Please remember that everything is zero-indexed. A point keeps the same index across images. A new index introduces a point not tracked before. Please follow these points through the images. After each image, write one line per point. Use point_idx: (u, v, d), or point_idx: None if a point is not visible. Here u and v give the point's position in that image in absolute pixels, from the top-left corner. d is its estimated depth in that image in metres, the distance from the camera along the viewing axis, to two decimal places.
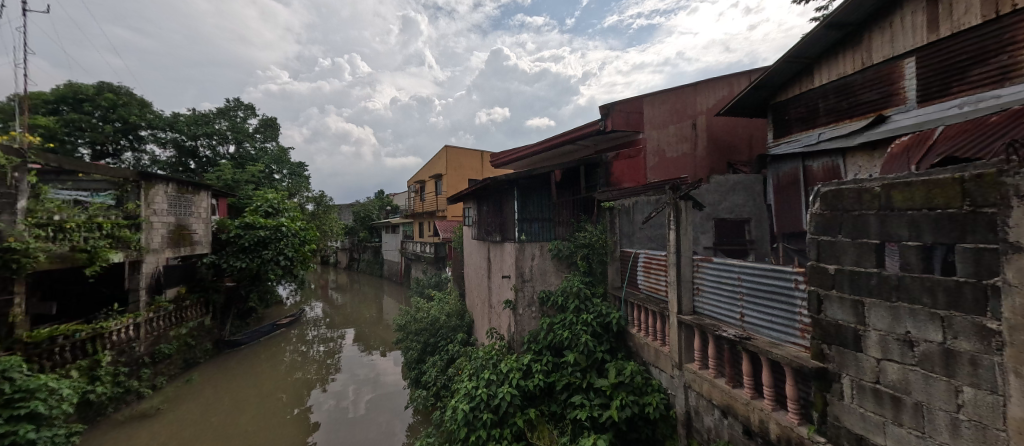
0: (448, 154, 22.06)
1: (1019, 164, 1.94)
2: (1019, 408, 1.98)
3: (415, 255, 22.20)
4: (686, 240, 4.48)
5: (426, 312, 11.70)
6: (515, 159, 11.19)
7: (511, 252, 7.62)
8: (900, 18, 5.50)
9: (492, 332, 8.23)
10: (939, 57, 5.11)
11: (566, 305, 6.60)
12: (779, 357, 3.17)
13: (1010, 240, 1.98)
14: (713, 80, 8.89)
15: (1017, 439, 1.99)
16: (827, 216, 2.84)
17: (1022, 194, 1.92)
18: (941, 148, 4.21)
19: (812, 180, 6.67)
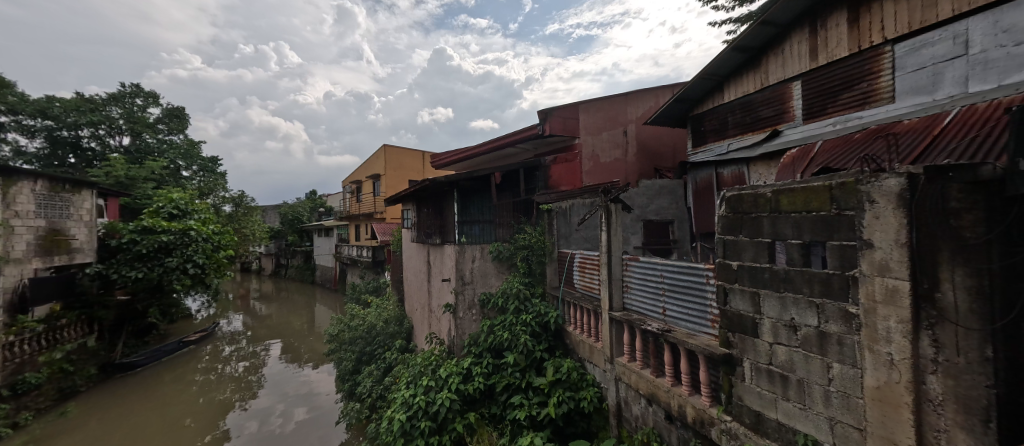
0: (387, 154, 21.29)
1: (870, 175, 2.28)
2: (872, 378, 2.30)
3: (350, 260, 21.15)
4: (616, 241, 4.76)
5: (362, 320, 11.20)
6: (455, 160, 11.10)
7: (451, 255, 7.53)
8: (790, 46, 6.30)
9: (432, 337, 8.09)
10: (819, 81, 5.91)
11: (506, 306, 6.70)
12: (694, 347, 3.48)
13: (865, 238, 2.32)
14: (641, 91, 9.49)
15: (872, 405, 2.31)
16: (731, 217, 3.17)
17: (874, 200, 2.26)
18: (822, 159, 4.84)
19: (723, 185, 7.14)
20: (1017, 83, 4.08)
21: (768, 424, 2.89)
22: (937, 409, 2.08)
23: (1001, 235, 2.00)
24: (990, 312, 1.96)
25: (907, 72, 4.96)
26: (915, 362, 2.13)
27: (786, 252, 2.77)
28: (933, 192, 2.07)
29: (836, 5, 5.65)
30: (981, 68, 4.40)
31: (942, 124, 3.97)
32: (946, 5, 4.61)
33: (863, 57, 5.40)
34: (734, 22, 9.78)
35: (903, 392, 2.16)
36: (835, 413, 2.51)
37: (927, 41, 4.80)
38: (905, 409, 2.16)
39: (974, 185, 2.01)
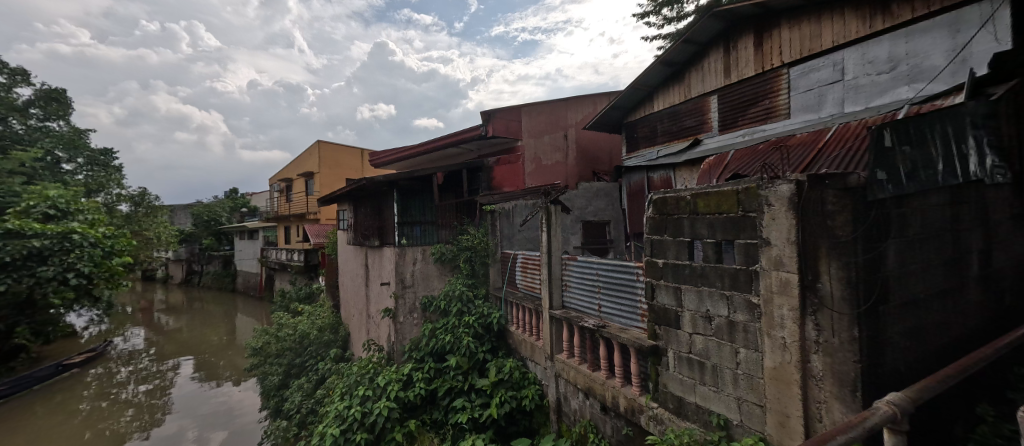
0: (321, 150, 20.13)
1: (770, 181, 2.55)
2: (770, 360, 2.57)
3: (278, 264, 19.72)
4: (556, 241, 4.91)
5: (291, 330, 10.50)
6: (396, 160, 10.78)
7: (390, 258, 7.29)
8: (708, 63, 6.88)
9: (370, 343, 7.80)
10: (731, 96, 6.53)
11: (448, 308, 6.66)
12: (626, 340, 3.68)
13: (764, 237, 2.60)
14: (581, 97, 9.85)
15: (770, 383, 2.58)
16: (658, 219, 3.40)
17: (771, 203, 2.54)
18: (734, 166, 5.32)
19: (653, 187, 7.54)
20: (880, 107, 4.82)
21: (688, 407, 3.13)
22: (818, 383, 2.37)
23: (865, 233, 2.34)
24: (858, 297, 2.27)
25: (800, 92, 5.64)
26: (802, 344, 2.41)
27: (702, 250, 3.03)
28: (814, 198, 2.36)
29: (745, 29, 6.28)
30: (853, 92, 5.14)
31: (825, 138, 4.57)
32: (829, 36, 5.31)
33: (766, 77, 6.06)
34: (664, 37, 10.49)
35: (794, 370, 2.44)
36: (742, 394, 2.76)
37: (814, 67, 5.50)
38: (795, 386, 2.43)
39: (845, 191, 2.34)
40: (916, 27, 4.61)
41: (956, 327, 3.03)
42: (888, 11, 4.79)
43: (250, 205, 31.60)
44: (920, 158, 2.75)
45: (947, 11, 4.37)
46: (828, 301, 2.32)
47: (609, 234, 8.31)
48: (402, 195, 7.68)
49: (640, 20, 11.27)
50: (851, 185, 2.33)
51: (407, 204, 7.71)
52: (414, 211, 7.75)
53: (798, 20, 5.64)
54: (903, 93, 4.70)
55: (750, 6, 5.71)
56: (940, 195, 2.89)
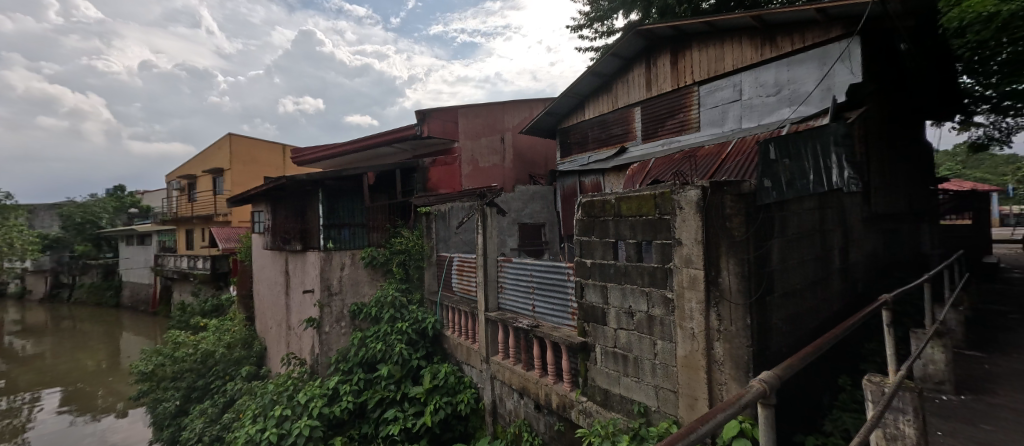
0: (233, 144, 18.35)
1: (680, 186, 2.79)
2: (681, 349, 2.81)
3: (178, 273, 17.57)
4: (492, 243, 4.94)
5: (193, 348, 9.39)
6: (323, 158, 10.18)
7: (314, 263, 6.84)
8: (632, 77, 7.37)
9: (290, 357, 7.25)
10: (652, 109, 7.04)
11: (380, 315, 6.47)
12: (558, 339, 3.80)
13: (675, 237, 2.83)
14: (518, 101, 10.00)
15: (682, 370, 2.81)
16: (587, 221, 3.57)
17: (681, 207, 2.77)
18: (654, 173, 5.72)
19: (585, 191, 7.88)
20: (768, 124, 5.49)
21: (613, 398, 3.32)
22: (721, 367, 2.63)
23: (753, 233, 2.67)
24: (747, 288, 2.58)
25: (707, 108, 6.24)
26: (707, 333, 2.66)
27: (626, 250, 3.22)
28: (715, 202, 2.64)
29: (662, 48, 6.83)
30: (748, 111, 5.78)
31: (728, 150, 5.09)
32: (730, 60, 5.94)
33: (680, 93, 6.63)
34: (595, 49, 11.06)
35: (700, 357, 2.69)
36: (659, 381, 2.98)
37: (719, 86, 6.12)
38: (702, 371, 2.68)
39: (739, 196, 2.64)
40: (795, 58, 5.33)
41: (825, 313, 3.56)
42: (775, 43, 5.48)
43: (141, 205, 27.79)
44: (794, 171, 3.21)
45: (817, 46, 5.11)
46: (727, 293, 2.59)
47: (544, 236, 8.49)
48: (328, 196, 7.26)
49: (572, 31, 11.76)
50: (744, 192, 2.65)
51: (335, 206, 7.32)
52: (343, 213, 7.35)
53: (706, 44, 6.25)
54: (786, 114, 5.39)
55: (666, 27, 6.22)
56: (813, 201, 3.39)
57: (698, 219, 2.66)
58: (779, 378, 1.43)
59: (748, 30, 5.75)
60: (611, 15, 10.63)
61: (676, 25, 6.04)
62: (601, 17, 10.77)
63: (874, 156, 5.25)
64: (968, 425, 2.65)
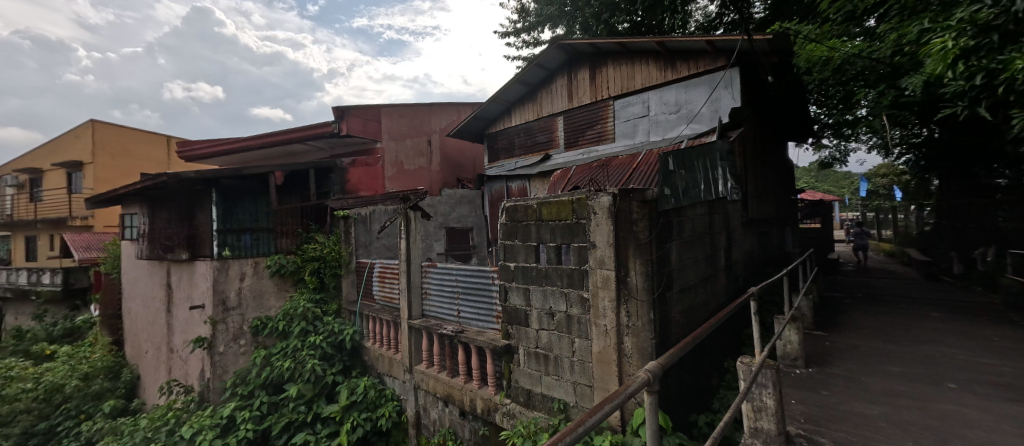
0: (96, 133, 15.68)
1: (593, 193, 2.97)
2: (596, 345, 2.99)
3: (15, 291, 14.41)
4: (415, 248, 4.81)
5: (33, 384, 7.73)
6: (220, 152, 9.11)
7: (204, 274, 6.06)
8: (555, 87, 7.69)
9: (171, 386, 6.33)
10: (573, 119, 7.41)
11: (289, 330, 5.98)
12: (482, 343, 3.81)
13: (590, 240, 3.00)
14: (446, 104, 9.88)
15: (597, 365, 2.98)
16: (510, 225, 3.63)
17: (595, 212, 2.95)
18: (575, 179, 5.99)
19: (511, 196, 8.01)
20: (670, 139, 6.04)
21: (535, 398, 3.40)
22: (630, 360, 2.85)
23: (656, 237, 2.95)
24: (650, 285, 2.86)
25: (621, 121, 6.72)
26: (618, 329, 2.87)
27: (546, 253, 3.34)
28: (623, 208, 2.87)
29: (582, 63, 7.23)
30: (655, 126, 6.32)
31: (637, 161, 5.52)
32: (639, 79, 6.47)
33: (598, 106, 7.05)
34: (521, 59, 11.42)
35: (612, 351, 2.89)
36: (576, 378, 3.12)
37: (630, 102, 6.62)
38: (613, 364, 2.88)
39: (644, 204, 2.91)
40: (692, 81, 5.95)
41: (714, 306, 4.01)
42: (676, 67, 6.08)
43: None
44: (689, 181, 3.55)
45: (708, 73, 5.77)
46: (634, 291, 2.83)
47: (472, 240, 8.45)
48: (226, 198, 6.51)
49: (500, 38, 12.02)
50: (647, 199, 2.91)
51: (235, 209, 6.63)
52: (243, 215, 6.68)
53: (620, 62, 6.73)
54: (684, 131, 5.98)
55: (585, 44, 6.61)
56: (704, 208, 3.83)
57: (610, 223, 2.86)
58: (661, 368, 1.63)
59: (654, 53, 6.31)
60: (538, 28, 11.03)
61: (593, 42, 6.44)
62: (529, 28, 11.12)
63: (751, 170, 6.05)
64: (813, 391, 3.01)
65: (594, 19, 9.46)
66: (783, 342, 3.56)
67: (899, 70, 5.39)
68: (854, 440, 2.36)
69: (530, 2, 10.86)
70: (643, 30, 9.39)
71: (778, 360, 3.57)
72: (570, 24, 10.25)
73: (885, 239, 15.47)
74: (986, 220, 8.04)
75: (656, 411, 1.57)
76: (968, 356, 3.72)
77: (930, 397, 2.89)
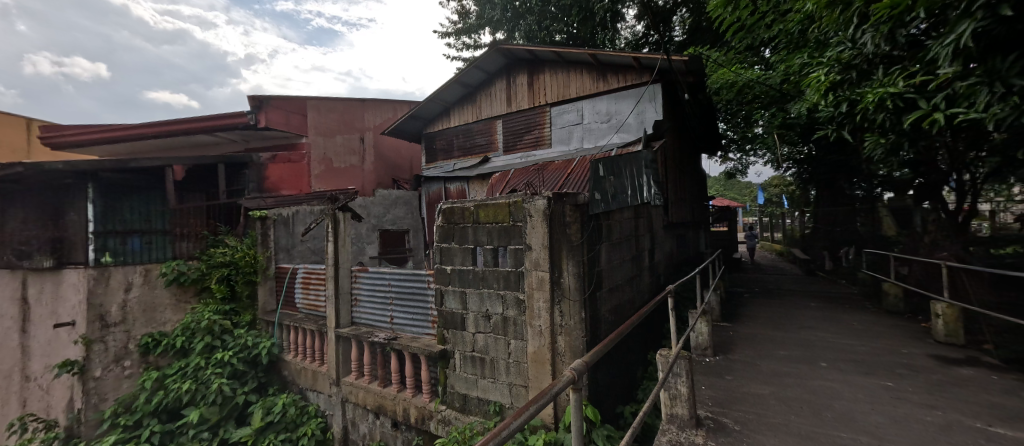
0: None
1: (529, 196, 3.04)
2: (532, 345, 3.05)
3: None
4: (344, 251, 4.57)
5: None
6: (101, 142, 7.56)
7: (76, 286, 5.21)
8: (494, 90, 7.76)
9: (25, 422, 5.20)
10: (511, 123, 7.52)
11: (190, 346, 5.36)
12: (416, 349, 3.70)
13: (526, 243, 3.07)
14: (381, 100, 9.60)
15: (533, 366, 3.04)
16: (446, 228, 3.57)
17: (531, 215, 3.02)
18: (513, 183, 6.08)
19: (449, 198, 7.88)
20: (601, 147, 6.34)
21: (471, 402, 3.38)
22: (562, 358, 2.95)
23: (586, 239, 3.11)
24: (581, 285, 3.02)
25: (557, 127, 6.95)
26: (552, 329, 2.96)
27: (483, 256, 3.34)
28: (558, 211, 2.97)
29: (520, 68, 7.39)
30: (588, 133, 6.62)
31: (572, 166, 5.75)
32: (574, 88, 6.76)
33: (535, 111, 7.24)
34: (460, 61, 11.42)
35: (547, 351, 2.97)
36: (511, 379, 3.15)
37: (566, 109, 6.88)
38: (548, 364, 2.97)
39: (577, 207, 3.06)
40: (621, 93, 6.33)
41: (638, 304, 4.28)
42: (607, 79, 6.44)
43: None
44: (617, 187, 3.76)
45: (634, 87, 6.18)
46: (567, 291, 2.96)
47: (408, 242, 8.22)
48: (106, 194, 5.70)
49: (441, 37, 11.97)
50: (579, 203, 3.08)
51: (121, 206, 5.89)
52: (129, 213, 5.94)
53: (556, 70, 6.97)
54: (614, 140, 6.33)
55: (523, 50, 6.76)
56: (629, 212, 4.08)
57: (544, 226, 2.94)
58: (587, 365, 1.71)
59: (588, 65, 6.63)
60: (477, 30, 11.10)
61: (532, 49, 6.60)
62: (469, 29, 11.16)
63: (672, 178, 6.57)
64: (718, 377, 3.28)
65: (536, 25, 9.69)
66: (695, 334, 3.83)
67: (788, 96, 6.24)
68: (751, 417, 2.61)
69: (471, 4, 10.91)
70: (579, 41, 9.78)
71: (692, 351, 3.84)
72: (511, 29, 10.25)
73: (774, 241, 17.62)
74: (848, 225, 9.45)
75: (580, 406, 1.62)
76: (834, 338, 4.32)
77: (809, 375, 3.29)
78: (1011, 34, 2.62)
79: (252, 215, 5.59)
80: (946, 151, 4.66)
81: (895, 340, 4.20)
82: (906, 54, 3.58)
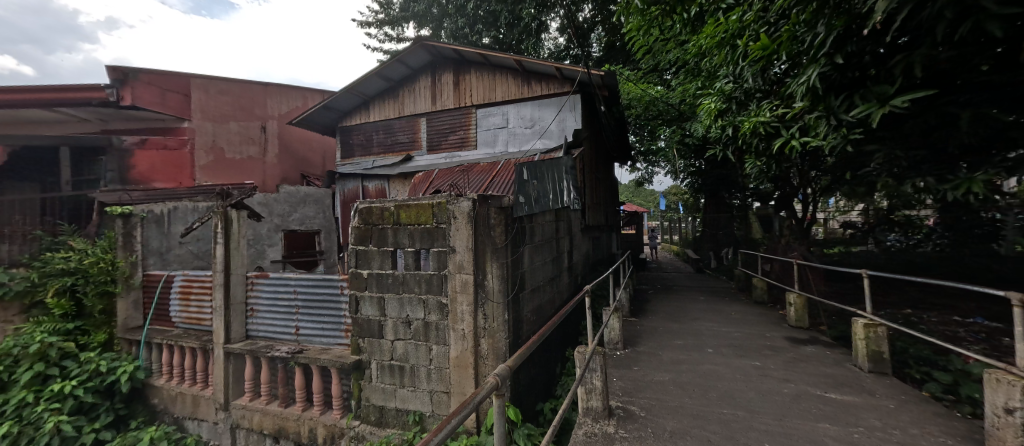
0: None
1: (454, 197, 3.00)
2: (454, 350, 3.00)
3: None
4: (237, 255, 4.07)
5: None
6: None
7: None
8: (418, 86, 7.51)
9: None
10: (435, 122, 7.35)
11: (13, 378, 4.27)
12: (326, 361, 3.42)
13: (450, 245, 3.02)
14: (286, 87, 8.94)
15: (454, 370, 3.00)
16: (362, 229, 3.35)
17: (455, 218, 2.98)
18: (438, 183, 5.94)
19: (368, 197, 7.41)
20: (526, 152, 6.53)
21: (388, 414, 3.22)
22: (485, 360, 2.97)
23: (509, 242, 3.17)
24: (504, 287, 3.06)
25: (482, 130, 6.98)
26: (474, 332, 2.95)
27: (403, 259, 3.21)
28: (482, 213, 2.99)
29: (446, 67, 7.26)
30: (512, 137, 6.75)
31: (497, 168, 5.81)
32: (499, 92, 6.84)
33: (460, 112, 7.18)
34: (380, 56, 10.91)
35: (469, 355, 2.95)
36: (432, 386, 3.07)
37: (491, 112, 6.93)
38: (470, 367, 2.95)
39: (501, 210, 3.12)
40: (544, 101, 6.57)
41: (557, 304, 4.44)
42: (531, 86, 6.63)
43: None
44: (539, 191, 3.88)
45: (555, 96, 6.46)
46: (491, 294, 2.98)
47: (319, 245, 7.61)
48: None
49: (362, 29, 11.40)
50: (503, 205, 3.14)
51: None
52: None
53: (482, 72, 6.99)
54: (537, 145, 6.55)
55: (450, 48, 6.66)
56: (550, 216, 4.24)
57: (469, 228, 2.94)
58: (510, 370, 1.70)
59: (513, 71, 6.76)
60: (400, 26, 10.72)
61: (458, 49, 6.53)
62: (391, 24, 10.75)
63: (589, 184, 6.97)
64: (627, 368, 3.53)
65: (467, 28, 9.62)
66: (608, 329, 4.08)
67: (687, 115, 7.03)
68: (654, 403, 2.84)
69: None
70: (506, 47, 9.94)
71: (605, 346, 4.07)
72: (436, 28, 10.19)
73: (673, 243, 19.53)
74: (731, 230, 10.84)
75: (503, 408, 1.61)
76: (719, 327, 4.93)
77: (700, 361, 3.70)
78: (845, 80, 3.20)
79: (108, 211, 4.68)
80: (799, 172, 5.55)
81: (762, 326, 4.92)
82: (771, 88, 4.19)
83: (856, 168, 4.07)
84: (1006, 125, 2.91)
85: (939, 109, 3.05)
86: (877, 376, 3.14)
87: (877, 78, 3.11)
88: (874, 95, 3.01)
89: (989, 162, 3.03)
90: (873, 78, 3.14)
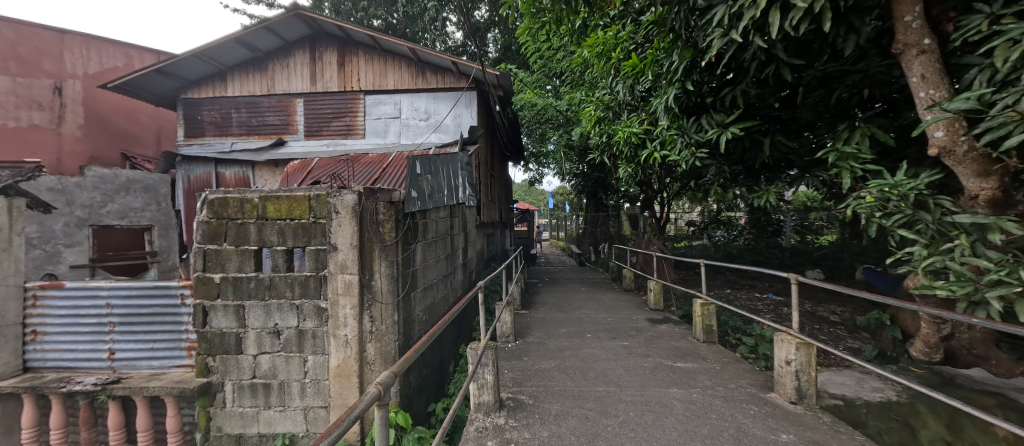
0: None
1: (335, 190, 2.72)
2: (335, 359, 2.73)
3: None
4: (5, 259, 3.00)
5: None
6: None
7: None
8: (292, 62, 6.57)
9: None
10: (313, 105, 6.53)
11: None
12: (158, 390, 2.76)
13: (331, 242, 2.73)
14: (89, 40, 6.95)
15: (335, 381, 2.72)
16: (213, 223, 2.78)
17: (337, 212, 2.71)
18: (317, 173, 5.32)
19: (223, 185, 6.19)
20: (419, 145, 6.29)
21: (249, 441, 2.77)
22: (371, 367, 2.76)
23: (401, 238, 3.00)
24: (394, 286, 2.88)
25: (371, 118, 6.46)
26: (360, 337, 2.72)
27: (271, 259, 2.78)
28: (370, 208, 2.78)
29: (328, 45, 6.52)
30: (405, 129, 6.42)
31: (388, 161, 5.47)
32: (391, 80, 6.43)
33: (346, 96, 6.52)
34: None
35: (354, 363, 2.72)
36: (308, 402, 2.74)
37: (380, 100, 6.47)
38: (353, 376, 2.72)
39: (391, 204, 2.92)
40: (438, 94, 6.41)
41: (450, 301, 4.38)
42: (426, 77, 6.39)
43: None
44: (433, 185, 3.76)
45: (448, 89, 6.35)
46: (379, 295, 2.78)
47: (149, 243, 6.13)
48: None
49: None
50: (393, 200, 2.95)
51: None
52: None
53: (372, 56, 6.48)
54: (431, 139, 6.37)
55: (333, 24, 5.99)
56: (444, 213, 4.15)
57: (353, 224, 2.71)
58: (395, 375, 1.42)
59: (406, 59, 6.41)
60: None
61: (343, 26, 5.91)
62: None
63: (483, 182, 7.03)
64: (518, 359, 3.67)
65: None
66: (500, 323, 4.16)
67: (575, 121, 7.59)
68: (540, 390, 3.01)
69: None
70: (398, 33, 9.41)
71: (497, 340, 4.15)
72: None
73: (558, 240, 20.90)
74: (603, 228, 12.13)
75: (385, 425, 1.31)
76: (594, 313, 5.49)
77: (580, 345, 4.06)
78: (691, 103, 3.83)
79: None
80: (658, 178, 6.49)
81: (628, 310, 5.64)
82: (638, 103, 4.82)
83: (696, 177, 4.92)
84: (790, 151, 3.69)
85: (751, 135, 3.75)
86: (708, 345, 3.87)
87: (714, 105, 3.77)
88: (714, 122, 3.68)
89: (779, 177, 3.88)
90: (711, 105, 3.80)
